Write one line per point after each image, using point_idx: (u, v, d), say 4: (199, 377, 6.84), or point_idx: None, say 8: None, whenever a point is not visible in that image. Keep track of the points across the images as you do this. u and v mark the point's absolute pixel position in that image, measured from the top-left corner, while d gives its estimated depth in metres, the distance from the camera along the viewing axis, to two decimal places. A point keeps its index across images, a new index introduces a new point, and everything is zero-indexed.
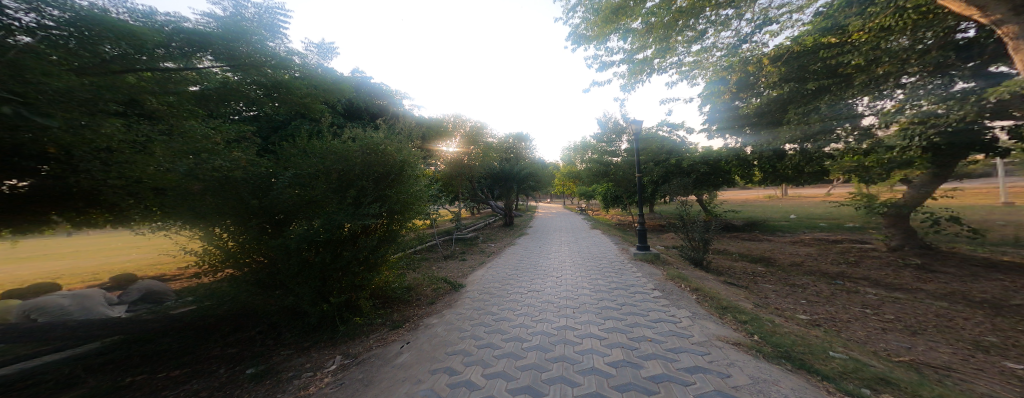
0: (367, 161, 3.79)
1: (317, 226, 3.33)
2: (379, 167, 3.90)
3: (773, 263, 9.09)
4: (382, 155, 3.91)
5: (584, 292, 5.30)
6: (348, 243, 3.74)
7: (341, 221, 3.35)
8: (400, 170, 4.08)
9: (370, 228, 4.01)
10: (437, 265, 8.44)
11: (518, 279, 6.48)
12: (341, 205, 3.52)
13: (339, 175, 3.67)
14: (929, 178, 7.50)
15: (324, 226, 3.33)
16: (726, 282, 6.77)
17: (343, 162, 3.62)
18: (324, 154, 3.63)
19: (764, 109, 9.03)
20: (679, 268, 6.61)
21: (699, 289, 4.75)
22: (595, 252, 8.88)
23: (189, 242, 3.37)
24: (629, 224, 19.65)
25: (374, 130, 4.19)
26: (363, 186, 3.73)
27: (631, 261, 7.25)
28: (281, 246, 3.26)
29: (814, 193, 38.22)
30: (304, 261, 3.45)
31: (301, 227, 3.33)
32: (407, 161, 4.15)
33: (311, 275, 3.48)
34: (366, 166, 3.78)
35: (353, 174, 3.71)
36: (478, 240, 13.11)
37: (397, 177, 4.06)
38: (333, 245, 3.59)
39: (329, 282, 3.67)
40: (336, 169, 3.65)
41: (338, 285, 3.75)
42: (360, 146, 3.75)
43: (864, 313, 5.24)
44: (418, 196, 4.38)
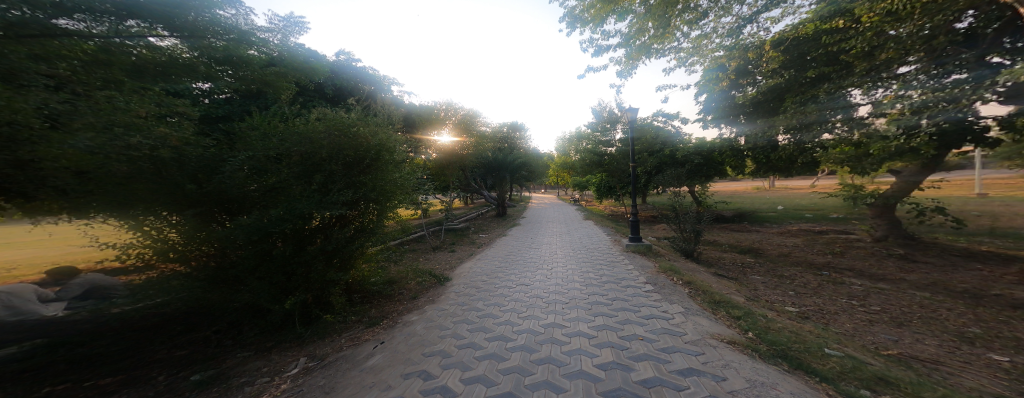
0: (336, 145, 3.46)
1: (276, 216, 2.98)
2: (350, 151, 3.57)
3: (761, 254, 9.13)
4: (354, 138, 3.59)
5: (573, 286, 5.14)
6: (317, 235, 3.43)
7: (305, 210, 3.03)
8: (375, 155, 3.78)
9: (342, 218, 3.70)
10: (424, 257, 8.16)
11: (506, 272, 6.30)
12: (306, 193, 3.20)
13: (304, 160, 3.34)
14: (917, 169, 7.53)
15: (284, 216, 3.00)
16: (716, 273, 6.74)
17: (308, 146, 3.29)
18: (285, 136, 3.29)
19: (761, 98, 8.92)
20: (670, 260, 6.51)
21: (691, 282, 4.64)
22: (587, 243, 8.76)
23: (114, 237, 2.86)
24: (621, 215, 19.69)
25: (346, 112, 3.85)
26: (333, 172, 3.42)
27: (622, 253, 7.14)
28: (232, 238, 2.90)
29: (799, 185, 39.05)
30: (263, 254, 3.13)
31: (259, 216, 2.99)
32: (382, 145, 3.85)
33: (272, 269, 3.17)
34: (336, 150, 3.46)
35: (320, 158, 3.38)
36: (468, 231, 12.85)
37: (372, 162, 3.77)
38: (298, 237, 3.28)
39: (294, 278, 3.37)
40: (301, 154, 3.32)
41: (304, 280, 3.45)
42: (328, 128, 3.42)
43: (851, 304, 5.24)
44: (397, 183, 4.10)
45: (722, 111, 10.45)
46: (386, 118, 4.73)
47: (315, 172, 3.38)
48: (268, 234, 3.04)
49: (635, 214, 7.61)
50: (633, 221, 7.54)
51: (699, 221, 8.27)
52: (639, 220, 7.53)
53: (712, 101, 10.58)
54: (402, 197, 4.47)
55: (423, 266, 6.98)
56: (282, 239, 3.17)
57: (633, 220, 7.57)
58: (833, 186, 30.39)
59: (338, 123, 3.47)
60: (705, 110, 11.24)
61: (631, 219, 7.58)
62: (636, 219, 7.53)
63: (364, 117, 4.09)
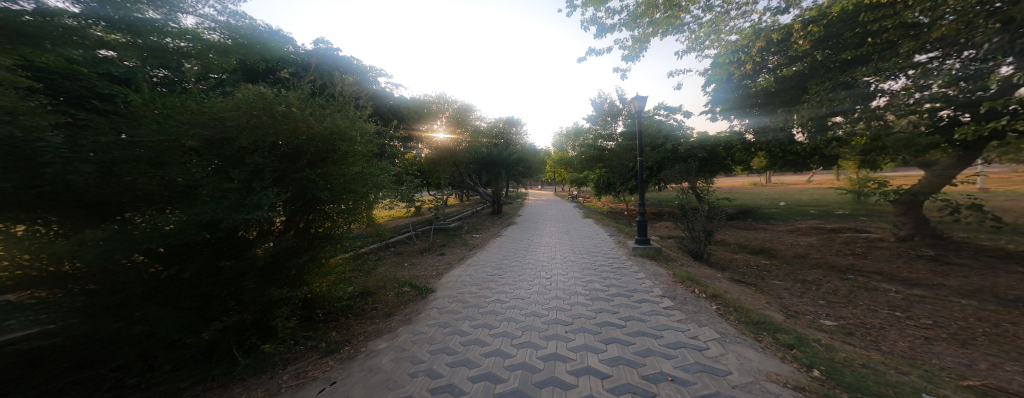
0: (263, 129, 2.63)
1: (170, 221, 2.17)
2: (283, 136, 2.76)
3: (776, 254, 8.45)
4: (288, 119, 2.78)
5: (577, 299, 4.38)
6: (246, 247, 2.63)
7: (211, 216, 2.22)
8: (317, 141, 2.98)
9: (281, 225, 2.93)
10: (409, 263, 7.33)
11: (499, 281, 5.54)
12: (219, 192, 2.39)
13: (220, 148, 2.50)
14: (952, 162, 6.85)
15: (180, 223, 2.18)
16: (733, 279, 6.04)
17: (225, 129, 2.46)
18: (195, 114, 2.39)
19: (780, 86, 8.34)
20: (684, 266, 5.77)
21: (718, 296, 3.94)
22: (588, 245, 8.04)
23: None
24: (621, 213, 19.02)
25: (280, 88, 3.04)
26: (263, 163, 2.61)
27: (629, 257, 6.42)
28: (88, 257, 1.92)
29: (796, 181, 38.68)
30: (157, 275, 2.25)
31: (145, 225, 2.15)
32: (327, 130, 3.06)
33: (174, 295, 2.31)
34: (259, 134, 2.61)
35: (242, 146, 2.56)
36: (461, 231, 12.07)
37: (320, 154, 3.03)
38: (215, 250, 2.47)
39: (212, 303, 2.55)
40: (215, 139, 2.48)
41: (226, 305, 2.63)
42: (249, 105, 2.58)
43: (895, 317, 4.56)
44: (353, 177, 3.31)
45: (737, 101, 9.90)
46: (347, 101, 3.93)
47: (236, 163, 2.57)
48: (169, 247, 2.23)
49: (643, 212, 6.81)
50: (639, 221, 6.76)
51: (712, 220, 7.54)
52: (648, 220, 6.73)
53: (722, 91, 10.21)
54: (367, 196, 3.69)
55: (406, 275, 6.19)
56: (192, 252, 2.36)
57: (639, 219, 6.78)
58: (834, 181, 29.92)
59: (262, 97, 2.64)
60: (715, 100, 10.83)
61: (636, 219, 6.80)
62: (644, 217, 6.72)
63: (309, 96, 3.27)
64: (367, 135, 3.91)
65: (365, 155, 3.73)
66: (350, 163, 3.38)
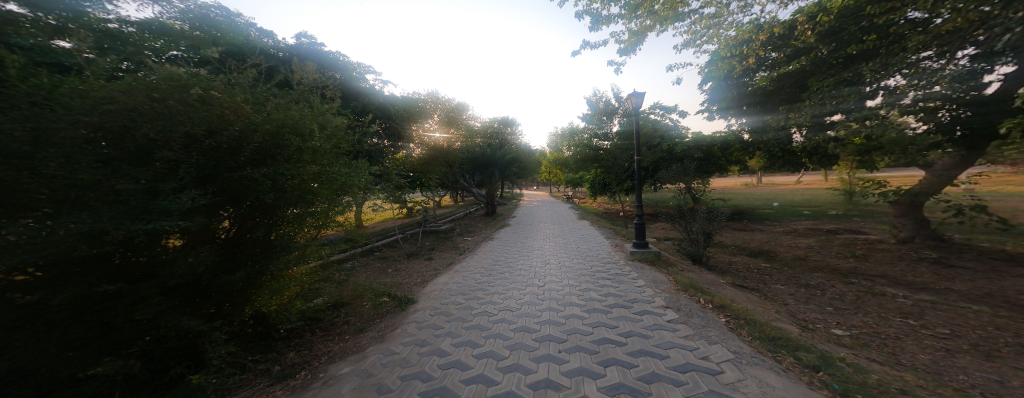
0: (182, 117, 2.15)
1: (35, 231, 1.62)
2: (208, 126, 2.29)
3: (775, 257, 8.14)
4: (209, 108, 2.30)
5: (573, 311, 3.98)
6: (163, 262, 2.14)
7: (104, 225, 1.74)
8: (253, 134, 2.54)
9: (217, 232, 2.51)
10: (392, 269, 6.81)
11: (488, 289, 5.10)
12: (110, 193, 1.87)
13: (125, 142, 1.99)
14: (954, 162, 6.68)
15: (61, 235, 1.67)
16: (735, 284, 5.73)
17: (125, 115, 1.91)
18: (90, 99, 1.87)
19: (780, 84, 8.17)
20: (684, 272, 5.42)
21: (724, 306, 3.60)
22: (583, 248, 7.70)
23: None
24: (616, 214, 18.75)
25: (202, 71, 2.53)
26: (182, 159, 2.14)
27: (627, 262, 6.07)
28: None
29: (787, 181, 39.02)
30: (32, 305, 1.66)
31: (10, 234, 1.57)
32: (265, 121, 2.62)
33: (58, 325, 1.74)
34: (171, 123, 2.10)
35: (148, 136, 2.03)
36: (453, 233, 11.61)
37: (265, 150, 2.66)
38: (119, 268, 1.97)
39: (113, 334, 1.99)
40: (117, 130, 1.95)
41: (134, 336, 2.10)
42: (151, 87, 2.05)
43: (908, 325, 4.27)
44: (304, 176, 2.91)
45: (734, 100, 9.79)
46: (303, 91, 3.47)
47: (146, 160, 2.07)
48: (52, 268, 1.72)
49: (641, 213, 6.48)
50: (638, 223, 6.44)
51: (712, 222, 7.21)
52: (645, 222, 6.40)
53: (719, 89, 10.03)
54: (326, 197, 3.34)
55: (386, 284, 5.71)
56: (86, 272, 1.85)
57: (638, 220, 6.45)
58: (823, 181, 30.28)
59: (172, 79, 2.14)
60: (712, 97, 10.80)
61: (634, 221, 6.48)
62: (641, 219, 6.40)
63: (248, 83, 2.80)
64: (328, 131, 3.50)
65: (323, 153, 3.33)
66: (301, 161, 2.98)
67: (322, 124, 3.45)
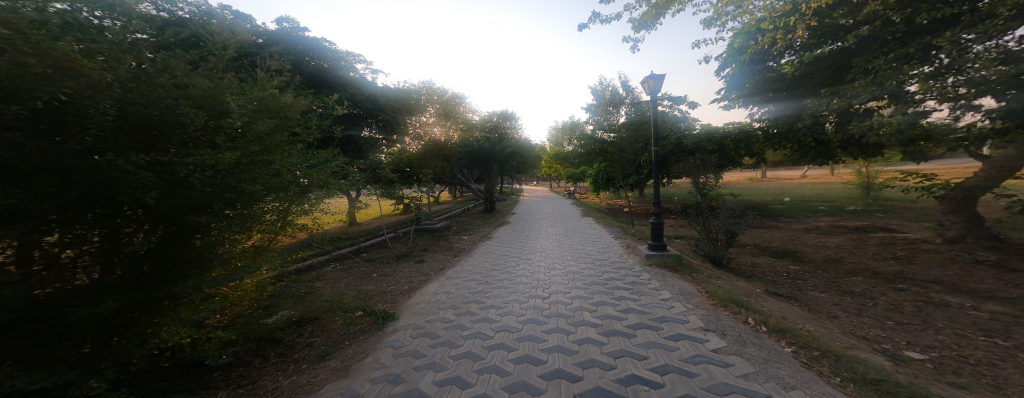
0: None
1: None
2: (24, 86, 1.37)
3: (804, 257, 7.32)
4: (15, 56, 1.37)
5: (586, 333, 3.22)
6: None
7: None
8: (133, 105, 1.70)
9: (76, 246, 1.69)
10: (376, 274, 6.02)
11: (482, 300, 4.35)
12: None
13: None
14: (1018, 151, 5.82)
15: None
16: (770, 292, 4.94)
17: None
18: None
19: (812, 68, 7.54)
20: (714, 280, 4.63)
21: (784, 331, 2.83)
22: (591, 250, 6.93)
23: None
24: (619, 210, 17.93)
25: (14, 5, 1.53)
26: None
27: (643, 268, 5.31)
28: None
29: (794, 176, 37.97)
30: None
31: None
32: (153, 84, 1.83)
33: None
34: None
35: None
36: (448, 231, 10.83)
37: (158, 127, 1.83)
38: None
39: None
40: None
41: None
42: None
43: (1000, 347, 3.47)
44: (224, 165, 2.12)
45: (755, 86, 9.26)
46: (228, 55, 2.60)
47: None
48: None
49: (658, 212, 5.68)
50: (655, 222, 5.65)
51: (738, 220, 6.39)
52: (664, 221, 5.61)
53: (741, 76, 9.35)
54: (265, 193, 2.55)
55: (366, 294, 4.93)
56: None
57: (656, 219, 5.67)
58: (832, 175, 29.45)
59: None
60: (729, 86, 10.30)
61: (651, 220, 5.69)
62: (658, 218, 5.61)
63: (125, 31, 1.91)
64: (262, 107, 2.69)
65: (257, 135, 2.54)
66: (223, 145, 2.21)
67: (252, 96, 2.63)
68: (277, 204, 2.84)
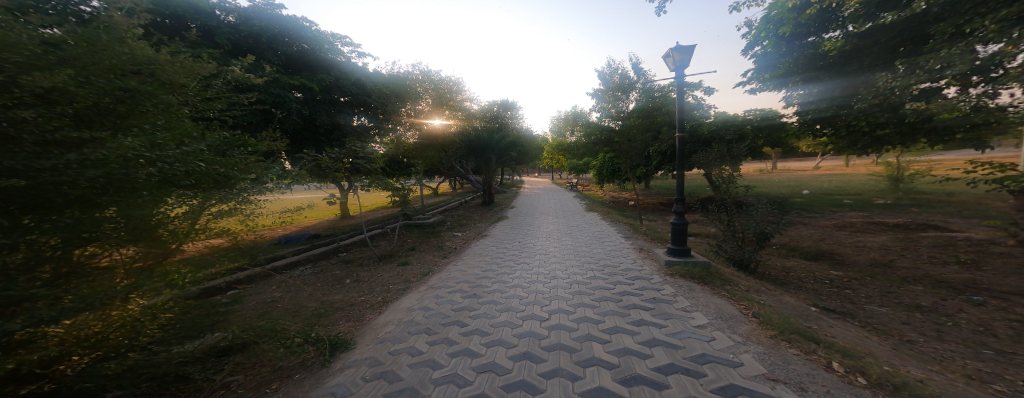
0: None
1: None
2: None
3: (844, 259, 6.36)
4: None
5: (599, 380, 2.31)
6: None
7: None
8: None
9: None
10: (349, 281, 5.16)
11: (466, 320, 3.49)
12: None
13: None
14: None
15: None
16: (823, 308, 4.01)
17: None
18: None
19: (864, 43, 6.55)
20: (758, 298, 3.67)
21: (900, 390, 1.90)
22: (599, 252, 6.02)
23: None
24: (625, 204, 16.91)
25: None
26: None
27: (664, 277, 4.38)
28: None
29: (808, 166, 36.40)
30: None
31: None
32: None
33: None
34: None
35: None
36: (441, 228, 9.98)
37: None
38: None
39: None
40: None
41: None
42: None
43: None
44: None
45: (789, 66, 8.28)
46: None
47: None
48: None
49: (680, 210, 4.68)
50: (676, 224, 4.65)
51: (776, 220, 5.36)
52: (687, 223, 4.63)
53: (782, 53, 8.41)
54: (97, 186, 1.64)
55: (327, 309, 4.05)
56: None
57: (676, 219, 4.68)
58: (847, 166, 28.11)
59: None
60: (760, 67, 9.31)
61: (670, 221, 4.71)
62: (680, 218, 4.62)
63: None
64: (66, 56, 1.70)
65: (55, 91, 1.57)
66: None
67: (24, 32, 1.59)
68: (139, 203, 1.93)
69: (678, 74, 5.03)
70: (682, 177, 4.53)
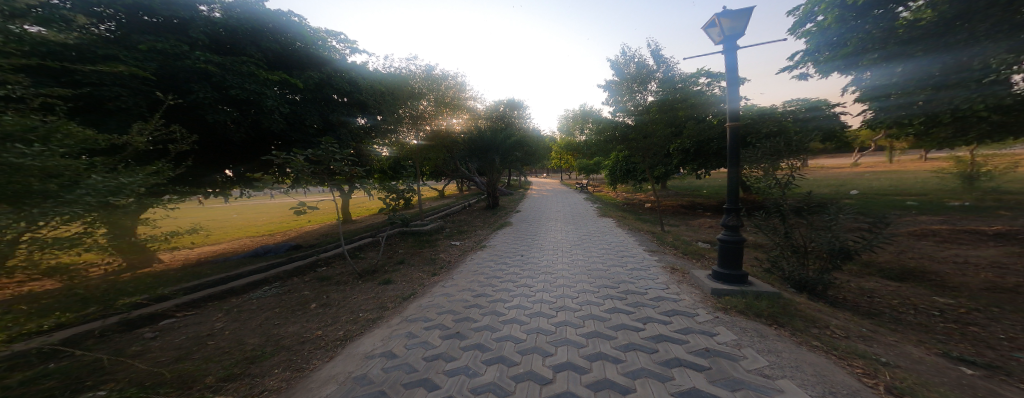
0: None
1: None
2: None
3: (940, 281, 4.97)
4: None
5: None
6: None
7: None
8: None
9: None
10: (314, 305, 4.22)
11: (435, 380, 2.42)
12: None
13: None
14: None
15: None
16: (962, 363, 2.77)
17: None
18: None
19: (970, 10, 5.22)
20: (876, 355, 2.46)
21: None
22: (618, 270, 4.89)
23: None
24: (642, 206, 15.59)
25: None
26: None
27: (715, 313, 3.20)
28: None
29: (842, 163, 33.54)
30: None
31: None
32: None
33: None
34: None
35: None
36: (439, 235, 9.14)
37: None
38: None
39: None
40: None
41: None
42: None
43: None
44: None
45: (862, 43, 6.79)
46: None
47: None
48: None
49: (729, 222, 3.51)
50: (727, 241, 3.47)
51: (862, 234, 4.02)
52: (744, 240, 3.43)
53: (852, 28, 7.01)
54: None
55: (266, 351, 3.04)
56: None
57: (727, 234, 3.51)
58: (891, 163, 25.48)
59: None
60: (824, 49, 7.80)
61: (717, 237, 3.54)
62: (733, 234, 3.43)
63: None
64: None
65: None
66: None
67: None
68: None
69: (727, 46, 3.82)
70: (737, 179, 3.37)
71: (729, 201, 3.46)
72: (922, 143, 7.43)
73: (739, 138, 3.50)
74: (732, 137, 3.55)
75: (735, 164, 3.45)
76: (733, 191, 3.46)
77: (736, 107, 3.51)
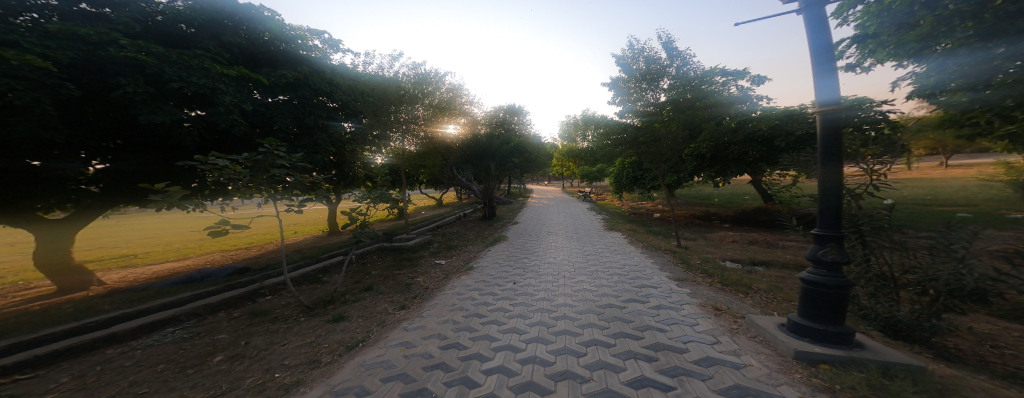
0: None
1: None
2: None
3: None
4: None
5: None
6: None
7: None
8: None
9: None
10: (217, 358, 3.04)
11: None
12: None
13: None
14: None
15: None
16: None
17: None
18: None
19: None
20: None
21: None
22: (637, 307, 3.63)
23: None
24: (651, 216, 14.43)
25: None
26: None
27: (812, 388, 1.94)
28: None
29: (855, 171, 32.38)
30: None
31: None
32: None
33: None
34: None
35: None
36: (423, 251, 8.02)
37: None
38: None
39: None
40: None
41: None
42: None
43: None
44: None
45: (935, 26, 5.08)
46: None
47: None
48: None
49: (818, 254, 2.27)
50: (817, 282, 2.23)
51: (1000, 258, 2.76)
52: (851, 284, 2.16)
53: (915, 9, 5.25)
54: None
55: None
56: None
57: (815, 272, 2.27)
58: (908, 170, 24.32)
59: None
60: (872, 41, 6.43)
61: (799, 277, 2.32)
62: (829, 274, 2.18)
63: None
64: None
65: None
66: None
67: None
68: None
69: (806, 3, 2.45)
70: (838, 189, 2.13)
71: (820, 224, 2.24)
72: (995, 140, 6.18)
73: (840, 123, 2.21)
74: (823, 130, 2.32)
75: (837, 166, 2.19)
76: (830, 210, 2.24)
77: (836, 90, 2.31)
